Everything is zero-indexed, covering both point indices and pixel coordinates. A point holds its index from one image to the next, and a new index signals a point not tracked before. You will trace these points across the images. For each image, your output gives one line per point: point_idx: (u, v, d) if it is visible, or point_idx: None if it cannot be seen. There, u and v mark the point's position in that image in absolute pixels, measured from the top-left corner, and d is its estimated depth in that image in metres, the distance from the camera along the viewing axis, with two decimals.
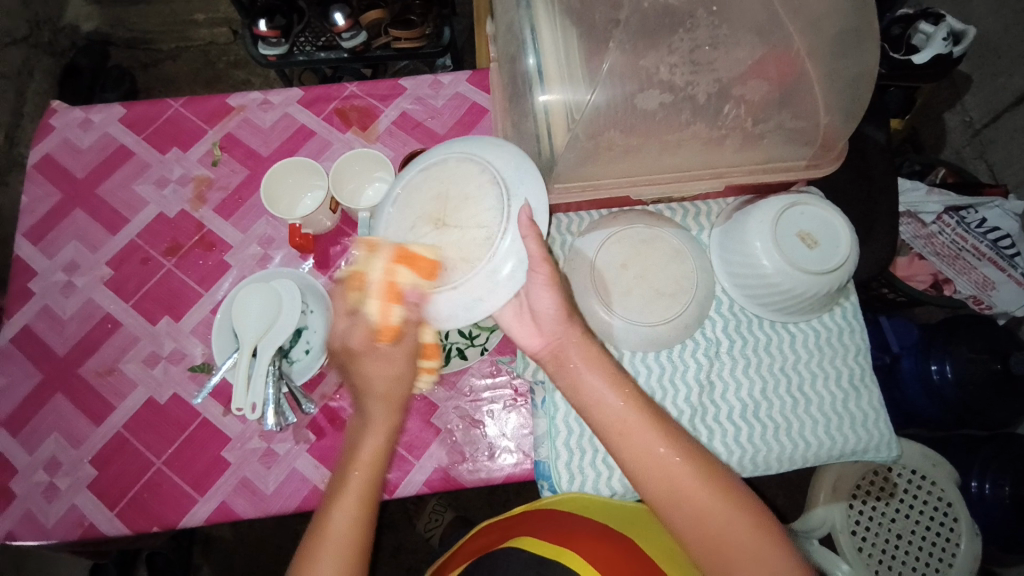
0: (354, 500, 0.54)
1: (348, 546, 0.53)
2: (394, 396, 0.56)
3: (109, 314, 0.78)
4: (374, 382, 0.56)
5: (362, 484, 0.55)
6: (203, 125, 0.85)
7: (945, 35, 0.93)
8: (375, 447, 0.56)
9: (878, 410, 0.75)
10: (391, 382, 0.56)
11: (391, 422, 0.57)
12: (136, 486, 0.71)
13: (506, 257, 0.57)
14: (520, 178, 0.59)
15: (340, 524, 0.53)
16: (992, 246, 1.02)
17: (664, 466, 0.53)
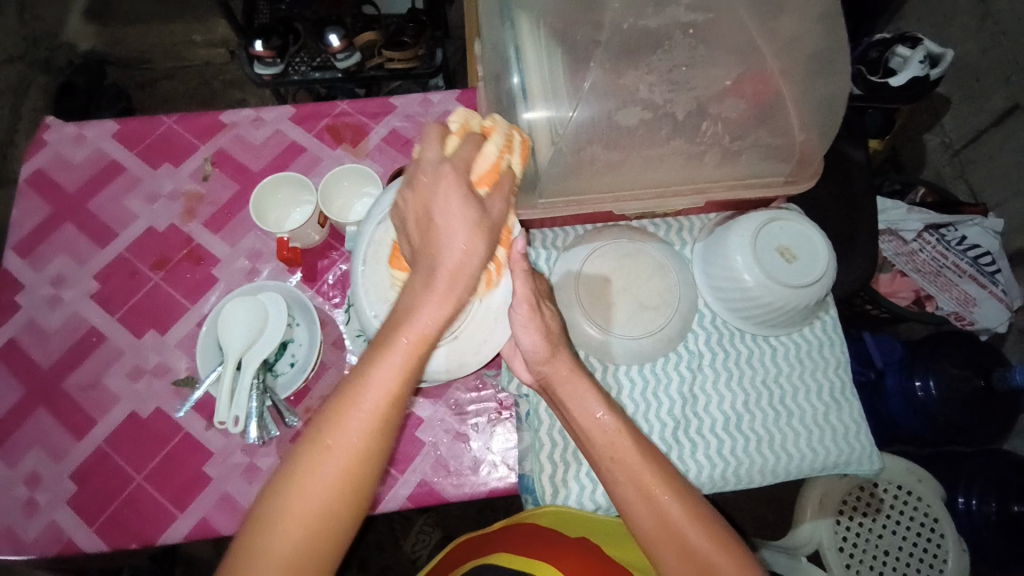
0: (394, 375, 0.43)
1: (374, 418, 0.43)
2: (467, 261, 0.46)
3: (95, 327, 0.78)
4: (452, 240, 0.46)
5: (408, 358, 0.44)
6: (195, 141, 0.86)
7: (922, 58, 0.97)
8: (433, 319, 0.45)
9: (859, 422, 0.75)
10: (462, 252, 0.46)
11: (451, 303, 0.46)
12: (116, 501, 0.70)
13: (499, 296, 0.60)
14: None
15: (375, 393, 0.43)
16: (972, 263, 1.08)
17: (658, 506, 0.51)
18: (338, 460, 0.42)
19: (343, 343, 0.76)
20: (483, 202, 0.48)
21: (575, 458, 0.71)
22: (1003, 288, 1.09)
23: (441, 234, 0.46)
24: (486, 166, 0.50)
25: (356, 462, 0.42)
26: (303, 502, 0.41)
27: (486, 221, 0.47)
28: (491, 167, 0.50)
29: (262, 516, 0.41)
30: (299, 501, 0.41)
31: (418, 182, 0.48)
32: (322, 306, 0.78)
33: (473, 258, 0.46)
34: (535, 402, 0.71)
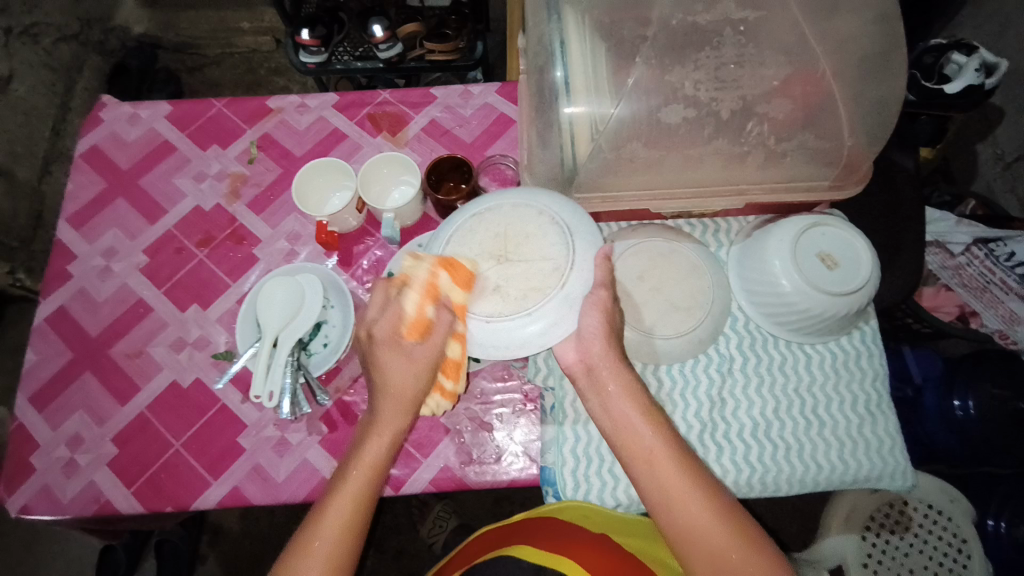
0: (341, 513, 0.56)
1: (342, 535, 0.56)
2: (408, 393, 0.59)
3: (141, 299, 0.81)
4: (389, 376, 0.58)
5: (363, 480, 0.57)
6: (242, 124, 0.89)
7: (977, 66, 0.93)
8: (382, 449, 0.58)
9: (894, 437, 0.73)
10: (400, 390, 0.58)
11: (396, 429, 0.59)
12: (154, 466, 0.73)
13: (579, 286, 0.59)
14: (576, 219, 0.62)
15: (337, 511, 0.56)
16: (1023, 280, 0.96)
17: (683, 507, 0.54)
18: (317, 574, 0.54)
19: None
20: (409, 351, 0.58)
21: (598, 454, 0.70)
22: None
23: (382, 381, 0.59)
24: (413, 320, 0.59)
25: (329, 571, 0.55)
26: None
27: (415, 364, 0.59)
28: (415, 322, 0.59)
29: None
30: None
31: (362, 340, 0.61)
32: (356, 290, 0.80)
33: (410, 390, 0.59)
34: (561, 395, 0.72)
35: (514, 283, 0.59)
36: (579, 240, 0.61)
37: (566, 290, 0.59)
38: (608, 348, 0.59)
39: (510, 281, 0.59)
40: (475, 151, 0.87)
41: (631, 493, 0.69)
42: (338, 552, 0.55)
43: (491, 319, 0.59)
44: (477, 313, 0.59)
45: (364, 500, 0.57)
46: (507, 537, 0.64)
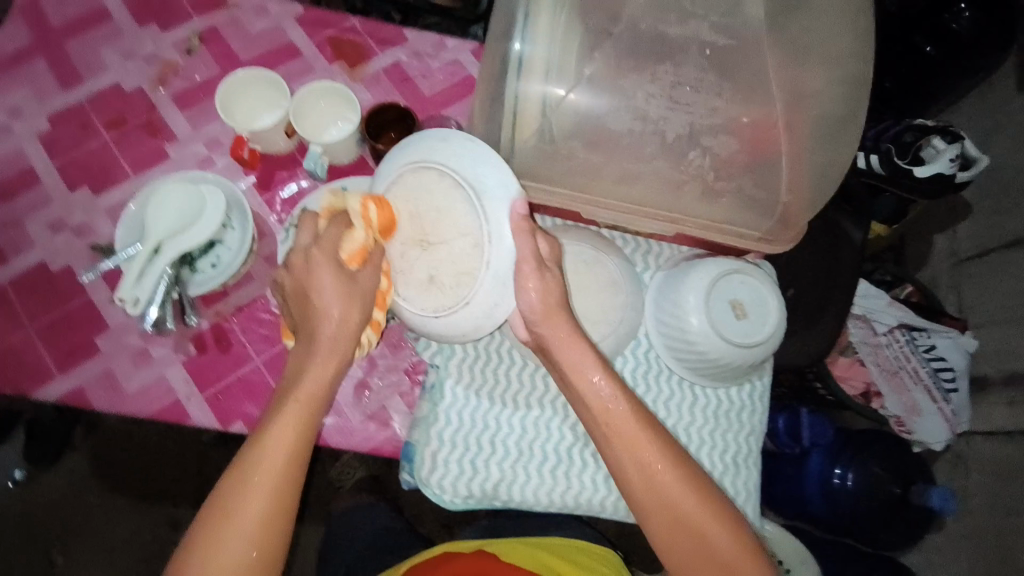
0: (282, 454, 0.50)
1: (273, 483, 0.50)
2: (348, 326, 0.52)
3: (31, 168, 0.74)
4: (330, 308, 0.51)
5: (301, 414, 0.51)
6: (190, 10, 0.81)
7: (953, 157, 0.93)
8: (320, 381, 0.52)
9: (751, 493, 0.75)
10: (338, 327, 0.52)
11: (337, 363, 0.52)
12: (1, 345, 0.68)
13: (504, 260, 0.54)
14: (480, 168, 0.55)
15: (270, 458, 0.50)
16: (932, 374, 1.06)
17: (648, 472, 0.54)
18: (250, 525, 0.49)
19: (275, 260, 0.73)
20: (353, 276, 0.52)
21: (465, 442, 0.69)
22: (954, 408, 1.07)
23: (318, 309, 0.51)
24: (354, 246, 0.52)
25: (260, 522, 0.49)
26: (224, 559, 0.48)
27: (355, 292, 0.52)
28: (360, 247, 0.52)
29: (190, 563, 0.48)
30: (223, 553, 0.48)
31: (295, 265, 0.53)
32: (264, 215, 0.75)
33: (351, 326, 0.52)
34: (444, 376, 0.70)
35: (445, 268, 0.55)
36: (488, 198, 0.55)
37: (492, 268, 0.54)
38: (551, 318, 0.55)
39: (441, 267, 0.55)
40: (431, 107, 0.82)
41: (485, 488, 0.69)
42: (271, 504, 0.50)
43: (439, 312, 0.56)
44: (426, 310, 0.56)
45: (300, 435, 0.51)
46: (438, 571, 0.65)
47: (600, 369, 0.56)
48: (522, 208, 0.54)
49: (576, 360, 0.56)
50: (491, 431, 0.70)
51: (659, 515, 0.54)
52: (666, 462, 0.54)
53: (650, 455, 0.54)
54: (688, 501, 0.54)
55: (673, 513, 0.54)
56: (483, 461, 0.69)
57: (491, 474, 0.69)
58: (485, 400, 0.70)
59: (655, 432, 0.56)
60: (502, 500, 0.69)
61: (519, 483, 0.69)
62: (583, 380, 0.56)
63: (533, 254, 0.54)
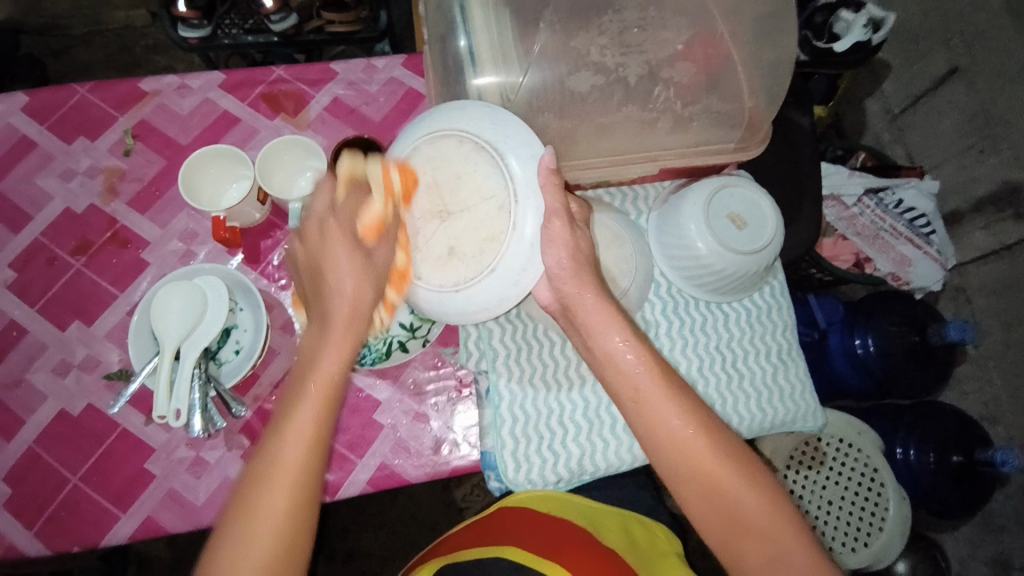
0: (306, 440, 0.46)
1: (293, 475, 0.45)
2: (360, 306, 0.49)
3: (13, 321, 0.71)
4: (341, 283, 0.48)
5: (321, 398, 0.47)
6: (113, 112, 0.79)
7: (865, 22, 0.98)
8: (336, 358, 0.48)
9: (804, 381, 0.79)
10: (350, 304, 0.48)
11: (353, 339, 0.49)
12: (52, 505, 0.66)
13: (529, 218, 0.56)
14: (503, 131, 0.58)
15: (291, 452, 0.46)
16: (908, 225, 1.13)
17: (677, 438, 0.53)
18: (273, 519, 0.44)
19: (292, 326, 0.72)
20: (369, 252, 0.51)
21: (537, 432, 0.70)
22: (937, 248, 1.14)
23: (332, 287, 0.48)
24: (372, 219, 0.53)
25: (279, 519, 0.44)
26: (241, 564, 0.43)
27: (375, 270, 0.51)
28: (376, 222, 0.53)
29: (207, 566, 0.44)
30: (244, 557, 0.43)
31: (307, 238, 0.51)
32: (269, 288, 0.74)
33: (363, 305, 0.49)
34: (495, 378, 0.71)
35: (467, 237, 0.58)
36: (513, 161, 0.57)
37: (518, 229, 0.56)
38: (579, 276, 0.56)
39: (462, 237, 0.58)
40: (385, 130, 0.82)
41: (571, 467, 0.70)
42: (293, 501, 0.45)
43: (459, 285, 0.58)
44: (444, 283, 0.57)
45: (319, 418, 0.47)
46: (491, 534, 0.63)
47: (625, 332, 0.55)
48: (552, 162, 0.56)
49: (607, 343, 0.55)
50: (556, 411, 0.71)
51: (696, 488, 0.53)
52: (705, 442, 0.53)
53: (678, 423, 0.53)
54: (727, 474, 0.53)
55: (705, 479, 0.53)
56: (561, 443, 0.70)
57: (572, 452, 0.70)
58: (540, 386, 0.71)
59: (682, 396, 0.54)
60: (591, 472, 0.70)
61: (601, 451, 0.71)
62: (607, 346, 0.55)
63: (563, 210, 0.56)
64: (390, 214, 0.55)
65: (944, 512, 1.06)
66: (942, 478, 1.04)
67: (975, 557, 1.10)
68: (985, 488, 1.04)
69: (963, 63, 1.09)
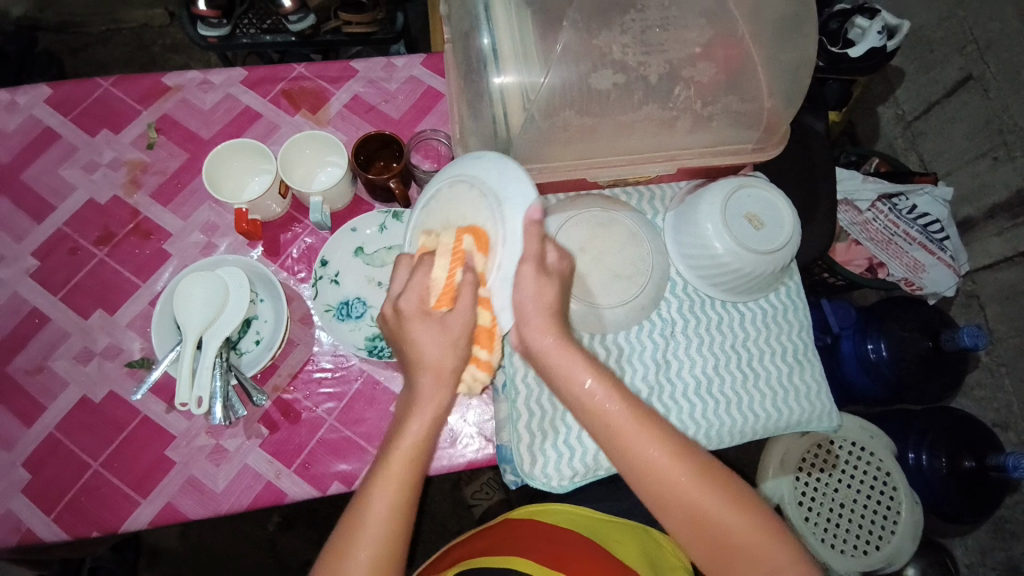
0: (387, 510, 0.51)
1: (392, 521, 0.51)
2: (444, 371, 0.52)
3: (36, 308, 0.73)
4: (424, 355, 0.51)
5: (405, 464, 0.52)
6: (137, 106, 0.80)
7: (880, 29, 0.96)
8: (424, 431, 0.52)
9: (820, 382, 0.79)
10: (433, 374, 0.52)
11: (439, 405, 0.52)
12: (72, 490, 0.66)
13: (513, 259, 0.53)
14: (507, 181, 0.56)
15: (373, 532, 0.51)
16: (922, 231, 1.11)
17: (650, 467, 0.53)
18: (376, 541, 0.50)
19: (311, 318, 0.73)
20: (444, 320, 0.52)
21: (553, 427, 0.71)
22: (951, 254, 1.12)
23: (415, 360, 0.52)
24: (441, 288, 0.53)
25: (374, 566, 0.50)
26: None
27: (451, 333, 0.52)
28: (446, 288, 0.52)
29: None
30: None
31: (389, 317, 0.54)
32: (287, 281, 0.75)
33: (450, 370, 0.52)
34: (511, 372, 0.72)
35: None
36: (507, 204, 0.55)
37: (500, 271, 0.54)
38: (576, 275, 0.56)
39: None
40: (404, 127, 0.83)
41: (586, 462, 0.70)
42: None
43: None
44: None
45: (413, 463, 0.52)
46: (502, 541, 0.66)
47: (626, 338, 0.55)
48: (539, 213, 0.54)
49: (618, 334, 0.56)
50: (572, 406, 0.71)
51: (691, 534, 0.54)
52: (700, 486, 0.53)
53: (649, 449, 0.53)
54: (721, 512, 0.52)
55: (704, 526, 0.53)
56: (577, 438, 0.70)
57: (586, 447, 0.70)
58: None
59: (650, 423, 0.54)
60: (606, 467, 0.70)
61: None
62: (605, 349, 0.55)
63: (536, 255, 0.53)
64: (461, 277, 0.53)
65: (955, 517, 1.04)
66: (955, 484, 1.03)
67: (985, 563, 1.09)
68: (993, 498, 1.03)
69: (976, 72, 1.08)
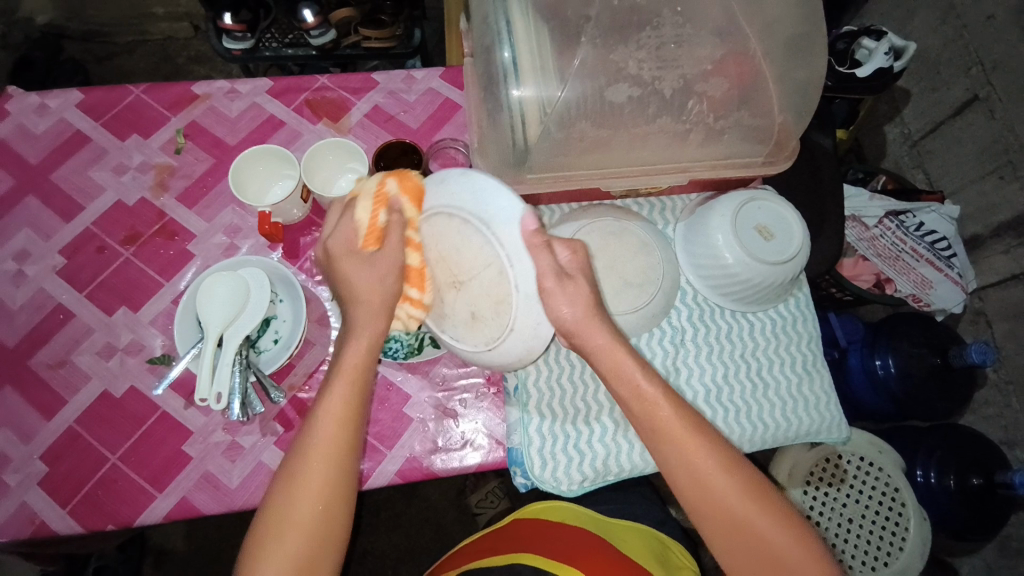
0: (335, 414, 0.53)
1: (331, 451, 0.53)
2: (378, 297, 0.56)
3: (62, 304, 0.75)
4: (357, 279, 0.55)
5: (345, 393, 0.54)
6: (166, 112, 0.83)
7: (886, 50, 0.99)
8: (361, 349, 0.55)
9: (829, 393, 0.79)
10: (369, 292, 0.55)
11: (377, 329, 0.56)
12: (90, 483, 0.68)
13: (529, 277, 0.56)
14: (485, 201, 0.56)
15: (320, 441, 0.53)
16: (929, 248, 1.12)
17: (688, 461, 0.55)
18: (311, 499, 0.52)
19: (328, 320, 0.75)
20: (368, 256, 0.55)
21: (563, 431, 0.72)
22: (958, 271, 1.14)
23: (352, 287, 0.56)
24: (367, 228, 0.56)
25: (323, 497, 0.52)
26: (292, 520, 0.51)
27: (372, 268, 0.56)
28: (370, 228, 0.56)
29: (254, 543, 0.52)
30: (290, 530, 0.51)
31: (323, 254, 0.58)
32: (306, 284, 0.76)
33: (379, 294, 0.56)
34: (524, 376, 0.72)
35: (482, 302, 0.57)
36: (498, 223, 0.56)
37: (520, 289, 0.56)
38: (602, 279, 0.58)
39: (477, 302, 0.58)
40: (422, 137, 0.85)
41: (596, 467, 0.71)
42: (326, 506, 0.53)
43: (490, 344, 0.59)
44: (476, 345, 0.59)
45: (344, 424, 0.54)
46: (513, 539, 0.68)
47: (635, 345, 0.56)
48: (533, 222, 0.55)
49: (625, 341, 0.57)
50: (583, 411, 0.72)
51: (717, 529, 0.55)
52: (730, 478, 0.54)
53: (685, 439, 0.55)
54: (752, 513, 0.54)
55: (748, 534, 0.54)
56: (587, 443, 0.71)
57: (596, 452, 0.71)
58: (567, 386, 0.73)
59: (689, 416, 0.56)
60: (615, 473, 0.71)
61: (625, 452, 0.71)
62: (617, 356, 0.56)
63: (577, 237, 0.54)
64: (384, 218, 0.57)
65: (963, 534, 1.03)
66: (962, 502, 1.02)
67: None
68: (999, 516, 1.02)
69: (983, 93, 1.10)
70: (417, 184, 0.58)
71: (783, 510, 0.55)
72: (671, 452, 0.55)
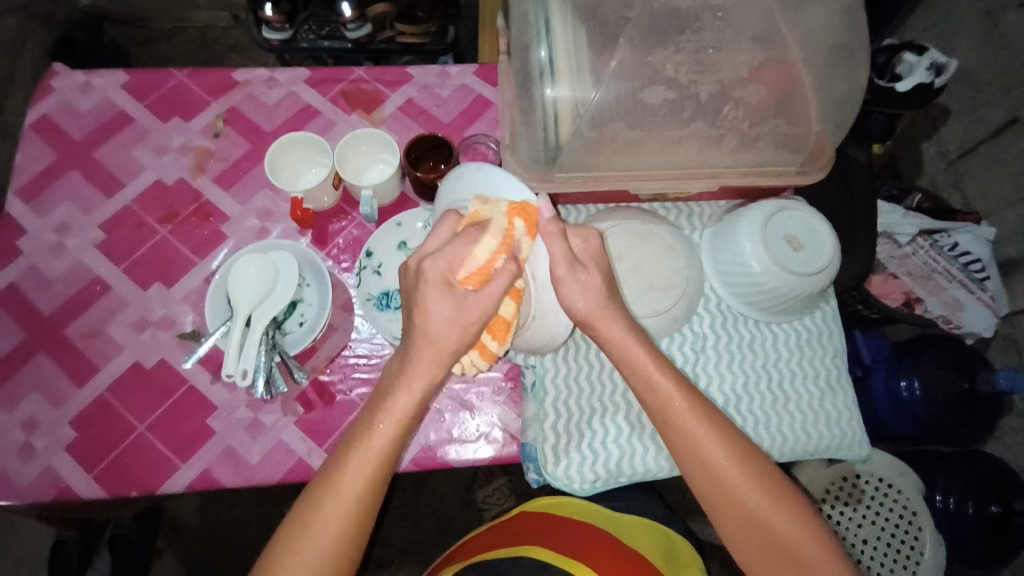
0: (390, 427, 0.55)
1: (376, 456, 0.55)
2: (446, 346, 0.54)
3: (99, 277, 0.77)
4: (432, 324, 0.53)
5: (400, 408, 0.55)
6: (207, 97, 0.85)
7: (929, 65, 0.97)
8: (421, 379, 0.55)
9: (852, 409, 0.78)
10: (457, 333, 0.54)
11: (435, 373, 0.55)
12: (116, 450, 0.70)
13: (544, 261, 0.60)
14: (496, 191, 0.59)
15: (377, 444, 0.55)
16: (962, 269, 1.09)
17: (712, 467, 0.57)
18: (348, 498, 0.55)
19: (352, 306, 0.76)
20: (467, 299, 0.53)
21: (578, 431, 0.71)
22: (991, 294, 1.10)
23: (423, 327, 0.54)
24: (476, 267, 0.53)
25: (363, 491, 0.55)
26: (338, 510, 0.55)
27: (463, 312, 0.53)
28: (481, 269, 0.53)
29: (300, 529, 0.54)
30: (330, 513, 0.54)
31: (411, 271, 0.55)
32: (333, 270, 0.78)
33: (450, 343, 0.54)
34: (542, 372, 0.73)
35: None
36: None
37: (537, 277, 0.61)
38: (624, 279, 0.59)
39: None
40: (452, 131, 0.86)
41: (609, 468, 0.71)
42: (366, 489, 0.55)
43: (521, 325, 0.65)
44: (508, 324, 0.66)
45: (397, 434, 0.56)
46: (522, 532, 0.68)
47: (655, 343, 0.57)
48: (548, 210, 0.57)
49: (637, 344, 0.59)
50: (599, 412, 0.72)
51: (742, 533, 0.57)
52: (752, 484, 0.56)
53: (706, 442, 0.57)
54: (775, 517, 0.56)
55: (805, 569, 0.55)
56: (601, 443, 0.71)
57: (611, 453, 0.71)
58: (585, 386, 0.73)
59: (711, 420, 0.58)
60: (628, 475, 0.71)
61: (639, 455, 0.71)
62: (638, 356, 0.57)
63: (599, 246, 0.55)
64: (506, 262, 0.53)
65: (985, 564, 1.02)
66: (979, 531, 1.00)
67: None
68: (1016, 546, 1.00)
69: None
70: (532, 208, 0.56)
71: (806, 516, 0.56)
72: (693, 458, 0.57)
